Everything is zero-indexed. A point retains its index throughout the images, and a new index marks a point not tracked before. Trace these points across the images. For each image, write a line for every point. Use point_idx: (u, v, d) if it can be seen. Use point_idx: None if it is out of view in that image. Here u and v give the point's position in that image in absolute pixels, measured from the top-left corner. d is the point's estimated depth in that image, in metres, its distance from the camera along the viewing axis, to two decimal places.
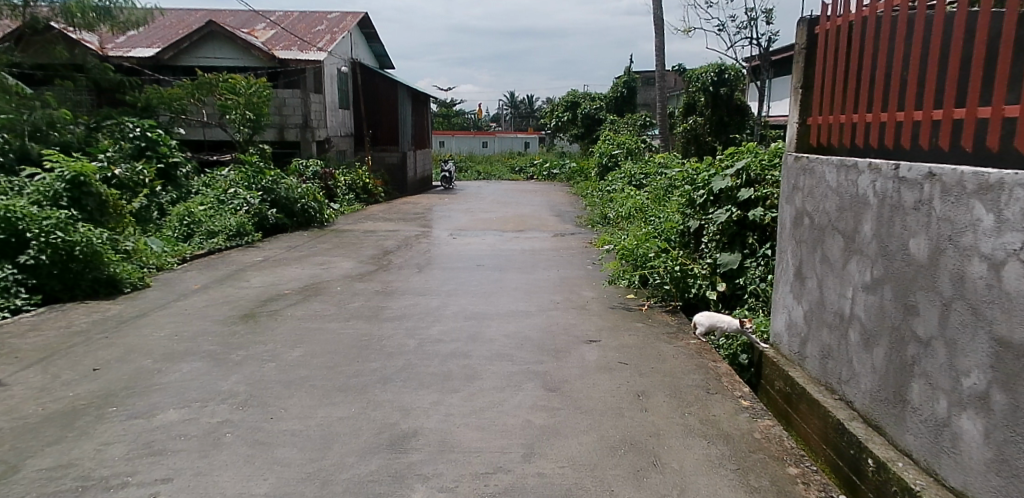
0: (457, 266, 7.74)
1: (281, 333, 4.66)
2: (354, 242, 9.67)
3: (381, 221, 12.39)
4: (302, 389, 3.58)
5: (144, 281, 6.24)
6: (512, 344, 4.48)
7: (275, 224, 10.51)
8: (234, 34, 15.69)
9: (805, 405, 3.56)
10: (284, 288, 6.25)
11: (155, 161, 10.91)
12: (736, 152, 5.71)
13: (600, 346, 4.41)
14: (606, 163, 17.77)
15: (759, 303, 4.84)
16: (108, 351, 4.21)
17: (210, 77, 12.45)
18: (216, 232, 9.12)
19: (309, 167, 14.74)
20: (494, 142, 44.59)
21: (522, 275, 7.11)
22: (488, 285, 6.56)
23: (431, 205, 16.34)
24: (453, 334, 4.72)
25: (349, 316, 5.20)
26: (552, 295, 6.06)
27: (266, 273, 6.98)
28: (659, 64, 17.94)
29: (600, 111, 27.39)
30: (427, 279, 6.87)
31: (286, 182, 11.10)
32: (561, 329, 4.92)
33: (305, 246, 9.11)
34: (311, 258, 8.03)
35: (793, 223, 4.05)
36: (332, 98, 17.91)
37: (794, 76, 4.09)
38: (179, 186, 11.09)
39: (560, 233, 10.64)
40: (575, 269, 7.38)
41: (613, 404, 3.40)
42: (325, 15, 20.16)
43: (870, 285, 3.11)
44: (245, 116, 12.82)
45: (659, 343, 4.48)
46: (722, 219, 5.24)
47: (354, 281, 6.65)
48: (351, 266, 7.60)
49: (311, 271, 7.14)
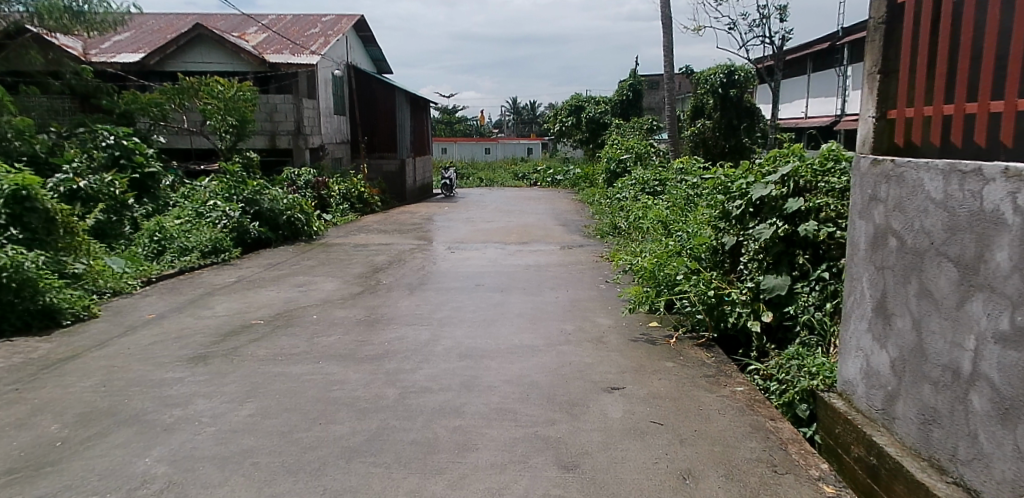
0: (454, 286, 6.89)
1: (233, 382, 3.81)
2: (342, 258, 8.83)
3: (374, 233, 11.55)
4: (237, 472, 2.71)
5: (90, 311, 5.40)
6: (516, 394, 3.62)
7: (258, 239, 9.65)
8: (222, 37, 14.95)
9: (903, 486, 2.74)
10: (252, 317, 5.40)
11: (129, 171, 10.08)
12: (778, 154, 4.86)
13: (626, 397, 3.55)
14: (615, 169, 16.85)
15: (815, 339, 4.03)
16: (9, 412, 3.36)
17: (192, 81, 11.73)
18: (189, 249, 8.30)
19: (302, 177, 14.00)
20: (497, 149, 43.77)
21: (527, 297, 6.24)
22: (489, 310, 5.70)
23: (431, 215, 15.51)
24: (443, 380, 3.86)
25: (320, 355, 4.34)
26: (561, 324, 5.19)
27: (234, 299, 6.13)
28: (668, 64, 17.08)
29: (605, 114, 26.46)
30: (419, 303, 6.01)
31: (270, 193, 10.19)
32: (574, 371, 4.05)
33: (288, 263, 8.26)
34: (291, 279, 7.18)
35: (871, 243, 3.20)
36: (327, 104, 17.16)
37: (867, 57, 3.27)
38: (155, 198, 10.26)
39: (567, 246, 9.78)
40: (586, 290, 6.52)
41: (652, 493, 2.54)
42: (319, 18, 19.42)
43: (1009, 335, 2.26)
44: (228, 121, 11.88)
45: (698, 392, 3.61)
46: (766, 236, 4.42)
47: (335, 307, 5.80)
48: (334, 287, 6.74)
49: (288, 295, 6.29)
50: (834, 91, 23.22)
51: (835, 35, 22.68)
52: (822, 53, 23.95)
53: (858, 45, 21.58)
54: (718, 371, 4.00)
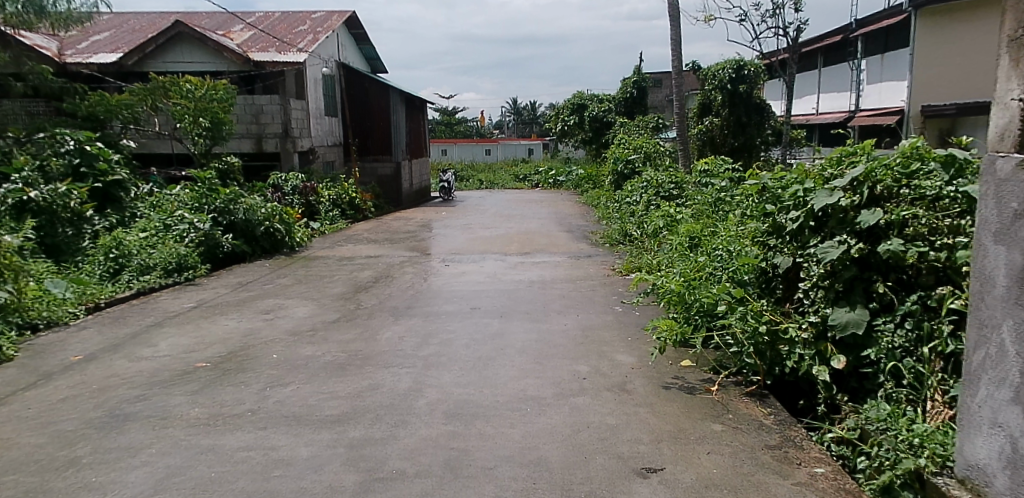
0: (445, 309, 5.92)
1: (143, 466, 2.87)
2: (323, 274, 7.86)
3: (362, 244, 10.60)
4: None
5: (3, 354, 4.45)
6: (517, 483, 2.69)
7: (231, 253, 8.72)
8: (203, 35, 14.01)
9: None
10: (197, 359, 4.44)
11: (89, 180, 9.10)
12: (843, 154, 3.90)
13: (667, 488, 2.62)
14: (622, 170, 15.77)
15: (906, 393, 3.14)
16: None
17: (162, 80, 10.74)
18: (150, 267, 7.37)
19: (288, 182, 13.30)
20: (497, 150, 42.78)
21: (531, 325, 5.27)
22: (486, 345, 4.74)
23: (427, 221, 14.54)
24: (422, 459, 2.91)
25: (266, 419, 3.39)
26: (573, 364, 4.24)
27: (184, 332, 5.15)
28: (676, 60, 16.10)
29: (608, 113, 25.46)
30: (403, 335, 5.05)
31: (246, 201, 9.19)
32: (595, 439, 3.11)
33: (259, 282, 7.32)
34: (258, 303, 6.21)
35: (1017, 278, 2.26)
36: (317, 105, 16.23)
37: (1005, 17, 2.35)
38: (120, 208, 9.29)
39: (574, 256, 8.83)
40: (599, 315, 5.57)
41: None
42: (309, 15, 18.49)
43: None
44: (200, 124, 10.77)
45: (766, 479, 2.68)
46: (835, 256, 3.47)
47: (302, 342, 4.84)
48: (307, 314, 5.78)
49: (250, 325, 5.35)
50: (848, 86, 22.24)
51: (847, 28, 21.74)
52: (834, 46, 22.97)
53: (873, 37, 20.57)
54: (784, 441, 3.05)
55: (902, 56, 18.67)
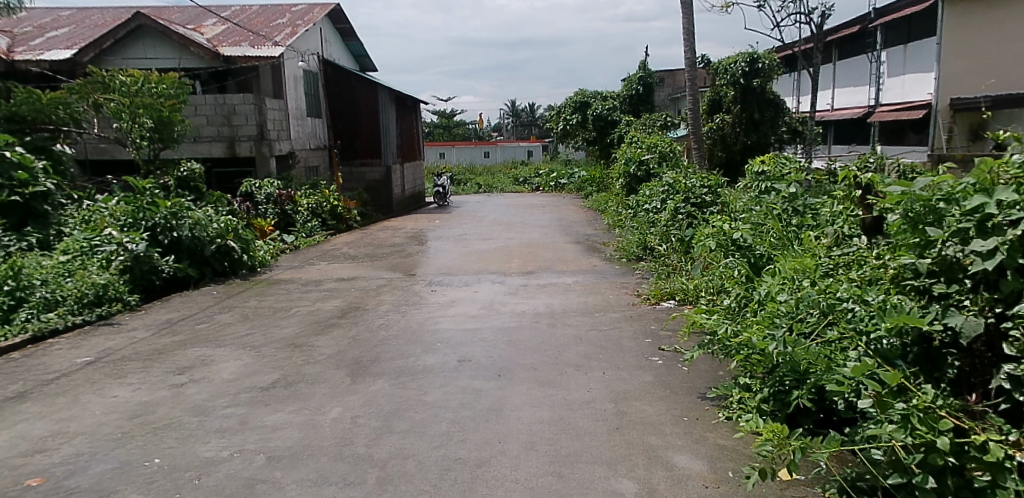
0: (425, 363, 4.38)
1: None
2: (279, 307, 6.31)
3: (338, 262, 9.08)
4: None
5: None
6: None
7: (173, 278, 7.23)
8: (167, 28, 12.46)
9: None
10: (35, 470, 2.92)
11: (5, 192, 7.56)
12: None
13: None
14: (636, 172, 14.22)
15: None
16: None
17: (99, 74, 9.17)
18: (56, 302, 5.84)
19: (262, 189, 11.90)
20: (496, 152, 41.44)
21: (542, 394, 3.73)
22: (475, 434, 3.20)
23: (417, 232, 12.98)
24: None
25: None
26: (614, 480, 2.70)
27: (48, 411, 3.63)
28: (689, 52, 14.57)
29: (613, 111, 23.73)
30: (358, 415, 3.49)
31: (193, 215, 7.68)
32: None
33: (194, 320, 5.80)
34: (177, 356, 4.68)
35: None
36: (298, 104, 14.71)
37: None
38: (46, 224, 7.76)
39: (589, 278, 7.30)
40: (637, 375, 4.02)
41: None
42: (289, 9, 16.96)
43: None
44: (145, 125, 9.15)
45: None
46: None
47: (207, 432, 3.30)
48: (236, 375, 4.24)
49: (148, 397, 3.82)
50: (867, 79, 20.75)
51: (866, 17, 19.86)
52: (854, 36, 21.28)
53: (895, 26, 18.91)
54: None
55: (927, 45, 17.05)
